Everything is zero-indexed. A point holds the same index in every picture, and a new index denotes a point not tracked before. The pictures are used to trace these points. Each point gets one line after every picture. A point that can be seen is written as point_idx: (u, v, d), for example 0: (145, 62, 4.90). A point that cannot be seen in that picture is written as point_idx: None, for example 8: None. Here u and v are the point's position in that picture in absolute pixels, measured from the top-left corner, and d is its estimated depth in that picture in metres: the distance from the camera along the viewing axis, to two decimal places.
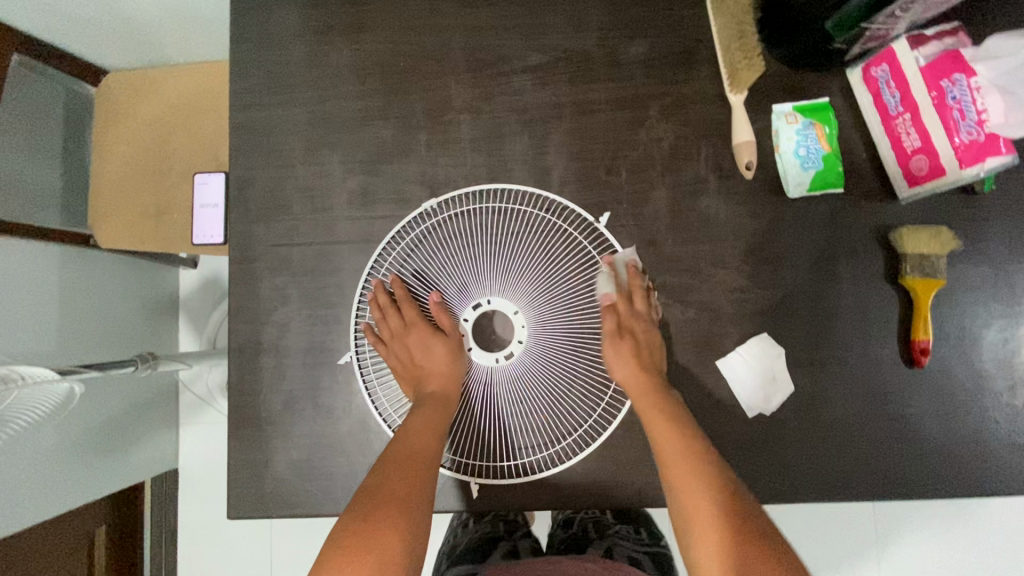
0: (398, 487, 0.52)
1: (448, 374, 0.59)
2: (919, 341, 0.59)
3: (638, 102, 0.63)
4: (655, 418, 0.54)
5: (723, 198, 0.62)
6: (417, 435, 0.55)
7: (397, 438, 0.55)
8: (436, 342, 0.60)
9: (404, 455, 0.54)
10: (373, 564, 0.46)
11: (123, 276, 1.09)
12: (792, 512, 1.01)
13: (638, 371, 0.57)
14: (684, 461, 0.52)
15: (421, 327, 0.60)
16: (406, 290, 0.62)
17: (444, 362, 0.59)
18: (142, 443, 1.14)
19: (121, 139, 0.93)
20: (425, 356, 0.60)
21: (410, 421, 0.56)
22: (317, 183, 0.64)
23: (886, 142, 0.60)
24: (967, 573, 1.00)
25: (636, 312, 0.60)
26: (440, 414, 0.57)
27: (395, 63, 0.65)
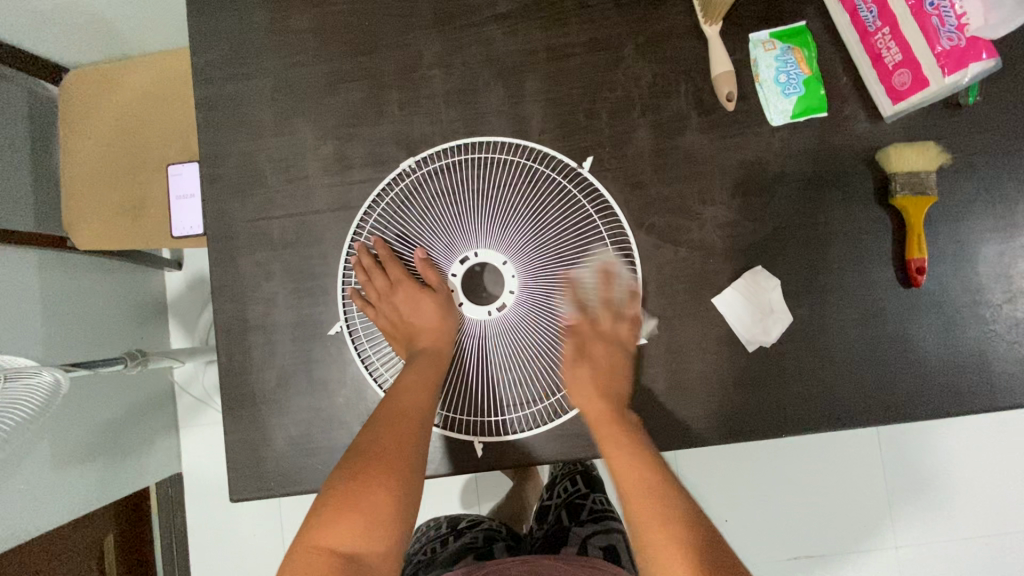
0: (388, 445, 0.51)
1: (440, 330, 0.58)
2: (914, 260, 0.58)
3: (612, 43, 0.62)
4: (617, 446, 0.52)
5: (707, 133, 0.61)
6: (408, 393, 0.54)
7: (389, 396, 0.54)
8: (425, 300, 0.58)
9: (395, 413, 0.53)
10: (364, 522, 0.48)
11: (106, 280, 1.07)
12: (797, 451, 1.02)
13: (598, 396, 0.55)
14: (646, 494, 0.49)
15: (408, 287, 0.58)
16: (391, 250, 0.60)
17: (436, 318, 0.58)
18: (143, 448, 1.13)
19: (87, 136, 0.90)
20: (415, 314, 0.58)
21: (403, 378, 0.55)
22: (290, 153, 0.62)
23: (867, 61, 0.59)
24: (973, 494, 1.01)
25: (598, 329, 0.58)
26: (434, 370, 0.56)
27: (360, 23, 0.63)
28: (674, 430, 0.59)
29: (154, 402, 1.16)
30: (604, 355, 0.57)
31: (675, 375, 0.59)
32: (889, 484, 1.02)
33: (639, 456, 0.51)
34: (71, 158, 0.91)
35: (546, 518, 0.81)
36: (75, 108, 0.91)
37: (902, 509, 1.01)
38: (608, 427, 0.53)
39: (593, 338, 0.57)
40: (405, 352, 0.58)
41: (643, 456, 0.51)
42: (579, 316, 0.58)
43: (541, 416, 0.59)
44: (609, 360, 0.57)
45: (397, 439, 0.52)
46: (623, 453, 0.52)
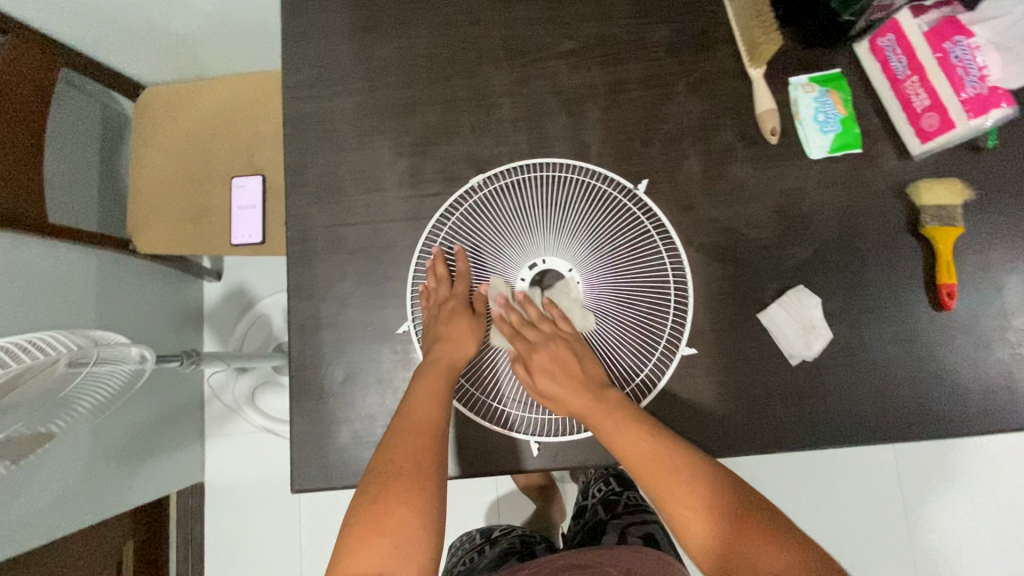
0: (405, 461, 0.52)
1: (461, 349, 0.60)
2: (945, 285, 0.63)
3: (665, 80, 0.68)
4: (610, 428, 0.54)
5: (752, 163, 0.66)
6: (422, 406, 0.56)
7: (404, 413, 0.56)
8: (459, 314, 0.61)
9: (409, 430, 0.54)
10: (391, 542, 0.48)
11: (154, 286, 1.11)
12: (819, 474, 1.05)
13: (573, 390, 0.56)
14: (655, 462, 0.52)
15: (449, 299, 0.62)
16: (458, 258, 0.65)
17: (460, 337, 0.60)
18: (170, 454, 1.14)
19: (157, 148, 0.96)
20: (444, 327, 0.60)
21: (415, 392, 0.57)
22: (369, 166, 0.68)
23: (897, 105, 0.65)
24: (989, 521, 1.04)
25: (539, 335, 0.59)
26: (446, 383, 0.58)
27: (437, 54, 0.70)
28: (721, 437, 0.62)
29: (186, 409, 1.18)
30: (553, 357, 0.58)
31: (722, 384, 0.63)
32: (908, 507, 1.04)
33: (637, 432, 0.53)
34: (140, 167, 0.96)
35: (583, 516, 0.83)
36: (146, 121, 0.97)
37: (922, 536, 1.03)
38: (599, 416, 0.55)
39: (538, 344, 0.58)
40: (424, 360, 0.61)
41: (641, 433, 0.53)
42: (525, 325, 0.60)
43: None
44: (561, 358, 0.58)
45: (412, 458, 0.52)
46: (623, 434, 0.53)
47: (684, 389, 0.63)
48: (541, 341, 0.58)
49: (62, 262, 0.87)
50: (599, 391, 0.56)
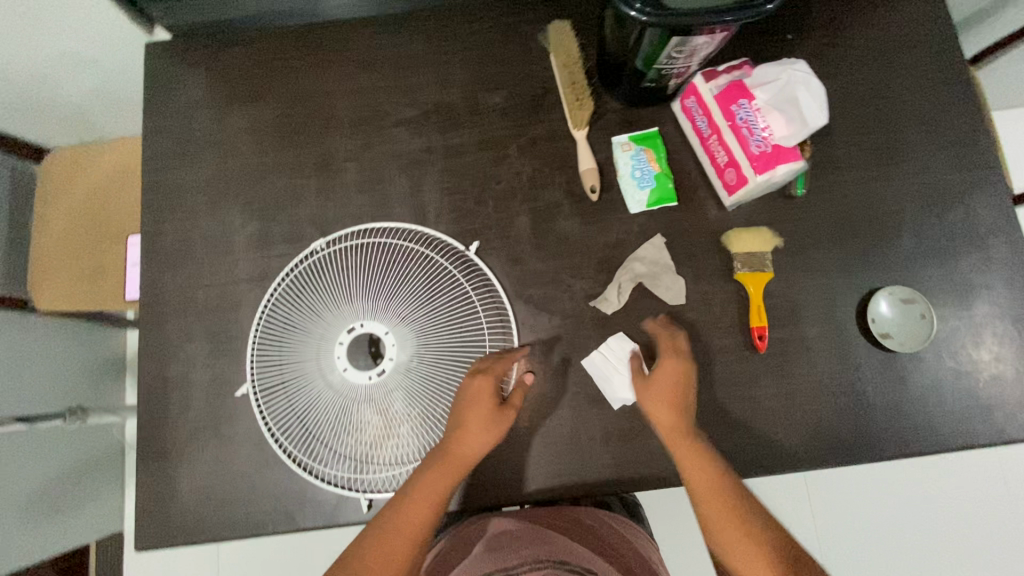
0: (383, 559, 0.56)
1: (476, 448, 0.59)
2: (755, 328, 0.66)
3: (498, 143, 0.73)
4: (696, 464, 0.59)
5: (577, 217, 0.71)
6: (416, 505, 0.58)
7: (401, 505, 0.58)
8: (485, 409, 0.60)
9: (398, 528, 0.57)
10: None
11: (70, 339, 1.14)
12: None
13: (671, 409, 0.60)
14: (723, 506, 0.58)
15: (484, 387, 0.60)
16: (285, 321, 0.66)
17: (479, 436, 0.59)
18: (85, 506, 1.15)
19: (56, 209, 1.00)
20: (468, 417, 0.60)
21: (416, 484, 0.59)
22: (220, 232, 0.72)
23: (707, 159, 0.70)
24: (890, 534, 1.20)
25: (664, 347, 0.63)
26: (446, 481, 0.59)
27: (288, 124, 0.75)
28: (545, 482, 0.65)
29: (103, 458, 1.20)
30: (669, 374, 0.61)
31: (549, 429, 0.66)
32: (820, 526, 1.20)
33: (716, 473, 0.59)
34: (40, 228, 1.00)
35: None
36: (46, 184, 1.01)
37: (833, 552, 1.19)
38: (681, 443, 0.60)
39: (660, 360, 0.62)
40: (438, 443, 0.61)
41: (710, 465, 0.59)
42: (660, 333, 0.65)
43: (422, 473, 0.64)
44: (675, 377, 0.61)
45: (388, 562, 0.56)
46: (704, 480, 0.59)
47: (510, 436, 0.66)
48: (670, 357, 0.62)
49: None
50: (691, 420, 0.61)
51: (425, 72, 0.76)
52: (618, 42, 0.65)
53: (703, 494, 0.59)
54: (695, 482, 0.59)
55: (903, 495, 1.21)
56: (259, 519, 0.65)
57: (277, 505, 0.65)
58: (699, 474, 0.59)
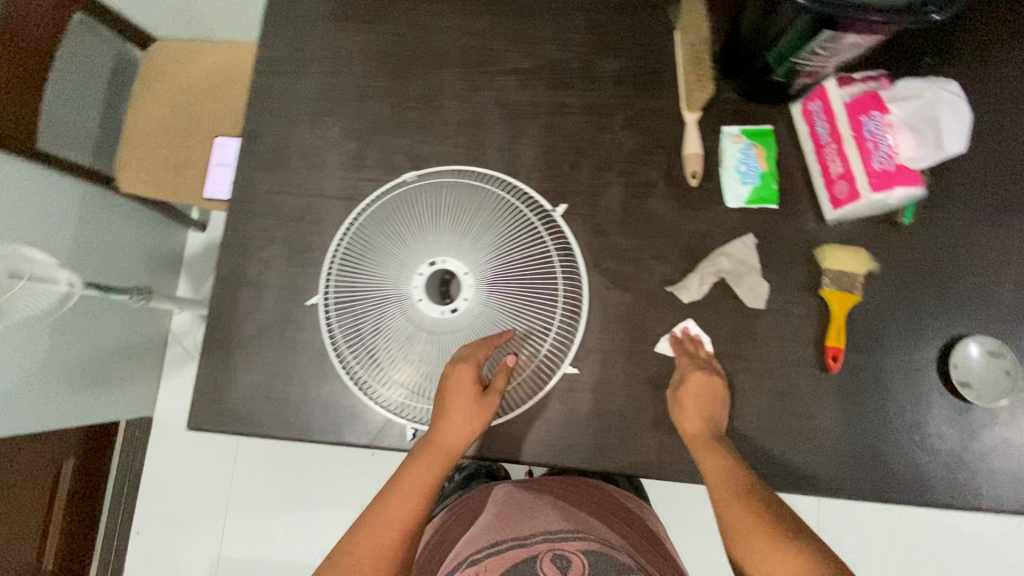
0: (372, 552, 0.56)
1: (461, 435, 0.60)
2: (831, 348, 0.65)
3: (606, 111, 0.72)
4: (708, 468, 0.57)
5: (671, 201, 0.69)
6: (403, 496, 0.59)
7: (390, 497, 0.59)
8: (468, 397, 0.59)
9: (387, 520, 0.58)
10: None
11: (139, 225, 1.18)
12: None
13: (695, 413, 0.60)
14: (742, 511, 0.52)
15: (466, 376, 0.58)
16: (366, 242, 0.66)
17: (464, 423, 0.59)
18: (123, 385, 1.20)
19: (152, 96, 1.03)
20: (451, 406, 0.59)
21: (404, 475, 0.59)
22: (316, 145, 0.73)
23: (818, 168, 0.67)
24: None
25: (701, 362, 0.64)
26: (432, 470, 0.59)
27: (399, 52, 0.75)
28: (586, 453, 0.65)
29: (147, 345, 1.25)
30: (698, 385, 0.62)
31: (601, 403, 0.66)
32: None
33: (730, 478, 0.55)
34: (135, 112, 1.03)
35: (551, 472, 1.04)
36: (147, 71, 1.04)
37: None
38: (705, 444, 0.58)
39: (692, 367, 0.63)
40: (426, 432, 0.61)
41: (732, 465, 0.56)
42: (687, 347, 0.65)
43: None
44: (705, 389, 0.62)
45: (375, 555, 0.56)
46: (722, 486, 0.55)
47: (561, 400, 0.66)
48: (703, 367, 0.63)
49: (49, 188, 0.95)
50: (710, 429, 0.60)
51: (545, 24, 0.74)
52: (758, 29, 0.63)
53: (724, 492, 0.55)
54: (716, 480, 0.56)
55: (915, 553, 1.18)
56: (305, 425, 0.67)
57: (324, 416, 0.67)
58: (714, 479, 0.56)
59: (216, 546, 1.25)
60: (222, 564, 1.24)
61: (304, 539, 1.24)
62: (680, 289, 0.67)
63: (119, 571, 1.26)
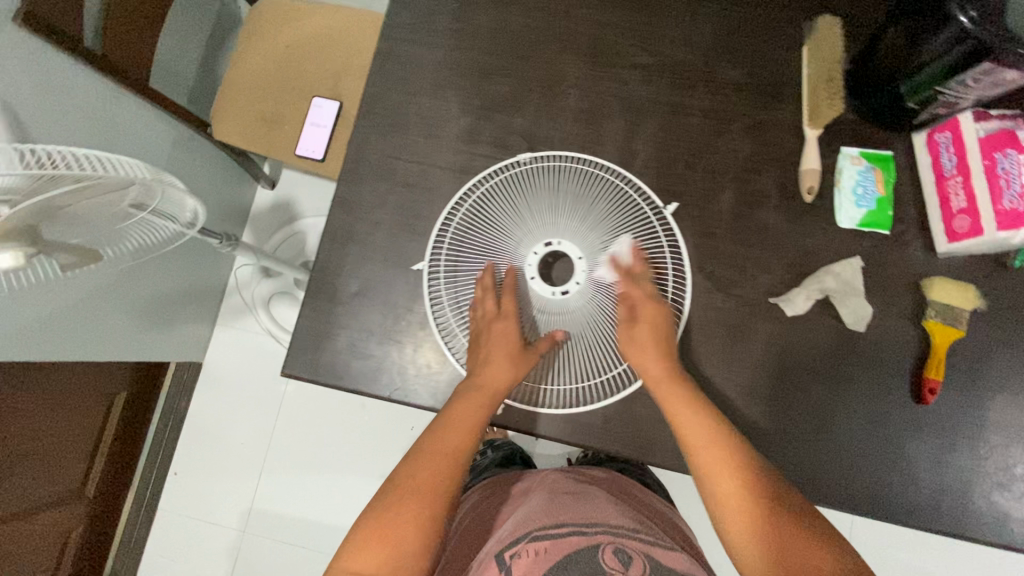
0: (421, 481, 0.57)
1: (501, 380, 0.63)
2: (929, 380, 0.65)
3: (726, 117, 0.72)
4: (682, 415, 0.59)
5: (782, 214, 0.70)
6: (450, 432, 0.60)
7: (434, 433, 0.60)
8: (508, 345, 0.64)
9: (434, 453, 0.59)
10: (397, 550, 0.54)
11: (219, 175, 1.20)
12: None
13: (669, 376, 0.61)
14: (717, 458, 0.57)
15: (507, 329, 0.64)
16: (484, 217, 0.69)
17: (504, 367, 0.63)
18: (182, 328, 1.22)
19: (256, 49, 1.05)
20: (492, 353, 0.63)
21: (450, 415, 0.61)
22: (435, 115, 0.74)
23: (936, 200, 0.67)
24: None
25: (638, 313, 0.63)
26: (477, 408, 0.62)
27: (526, 33, 0.75)
28: (671, 449, 0.66)
29: (210, 292, 1.28)
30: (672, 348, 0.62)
31: None
32: None
33: (709, 426, 0.58)
34: (237, 64, 1.05)
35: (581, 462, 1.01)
36: (253, 24, 1.06)
37: None
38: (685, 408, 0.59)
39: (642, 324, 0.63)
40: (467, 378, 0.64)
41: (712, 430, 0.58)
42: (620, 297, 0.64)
43: (562, 400, 0.67)
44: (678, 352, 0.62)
45: (422, 484, 0.57)
46: (703, 451, 0.58)
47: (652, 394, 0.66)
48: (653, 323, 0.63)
49: (154, 127, 0.97)
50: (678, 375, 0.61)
51: (674, 23, 0.74)
52: (899, 57, 0.63)
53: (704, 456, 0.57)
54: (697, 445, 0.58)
55: None
56: (398, 387, 0.68)
57: (417, 381, 0.68)
58: (691, 426, 0.59)
59: (250, 498, 1.27)
60: (254, 516, 1.26)
61: (336, 502, 1.26)
62: (791, 300, 0.67)
63: (154, 510, 1.28)
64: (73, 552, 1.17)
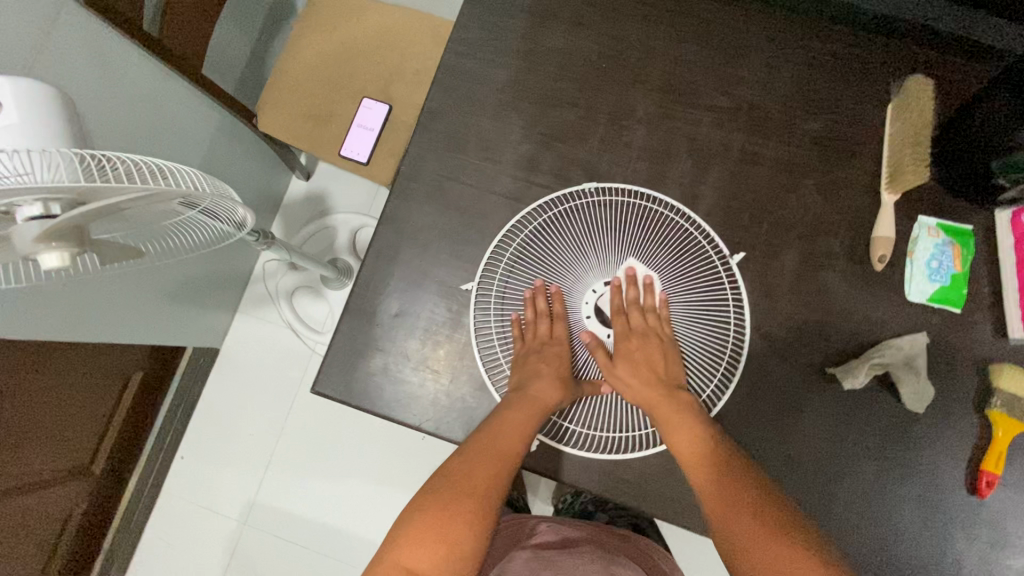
0: (473, 476, 0.55)
1: (554, 390, 0.60)
2: (986, 472, 0.61)
3: (799, 170, 0.69)
4: (664, 420, 0.58)
5: (848, 280, 0.66)
6: (507, 431, 0.58)
7: (486, 430, 0.58)
8: (562, 362, 0.62)
9: (487, 450, 0.57)
10: (444, 554, 0.51)
11: (258, 164, 1.18)
12: None
13: (640, 376, 0.60)
14: (704, 462, 0.55)
15: (560, 346, 0.63)
16: (545, 246, 0.67)
17: (556, 380, 0.61)
18: (204, 313, 1.21)
19: (309, 42, 1.03)
20: (545, 365, 0.62)
21: (505, 414, 0.59)
22: (494, 138, 0.71)
23: (1014, 284, 0.64)
24: None
25: (635, 324, 0.63)
26: (533, 412, 0.59)
27: (597, 62, 0.72)
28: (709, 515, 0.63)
29: (235, 279, 1.27)
30: (643, 347, 0.62)
31: None
32: None
33: (692, 430, 0.57)
34: (290, 55, 1.03)
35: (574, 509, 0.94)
36: (309, 16, 1.03)
37: None
38: (661, 405, 0.59)
39: (633, 332, 0.62)
40: (514, 387, 0.62)
41: (692, 425, 0.57)
42: (624, 308, 0.64)
43: (606, 444, 0.64)
44: (649, 351, 0.62)
45: (474, 480, 0.55)
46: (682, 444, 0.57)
47: None
48: (638, 328, 0.63)
49: (200, 114, 0.95)
50: (666, 384, 0.60)
51: (753, 66, 0.71)
52: (997, 129, 0.61)
53: (684, 450, 0.57)
54: (676, 440, 0.57)
55: None
56: (430, 418, 0.65)
57: (450, 413, 0.65)
58: (673, 430, 0.57)
59: (253, 491, 1.26)
60: (255, 510, 1.25)
61: (339, 505, 1.24)
62: (851, 372, 0.63)
63: (156, 493, 1.27)
64: (74, 528, 1.16)
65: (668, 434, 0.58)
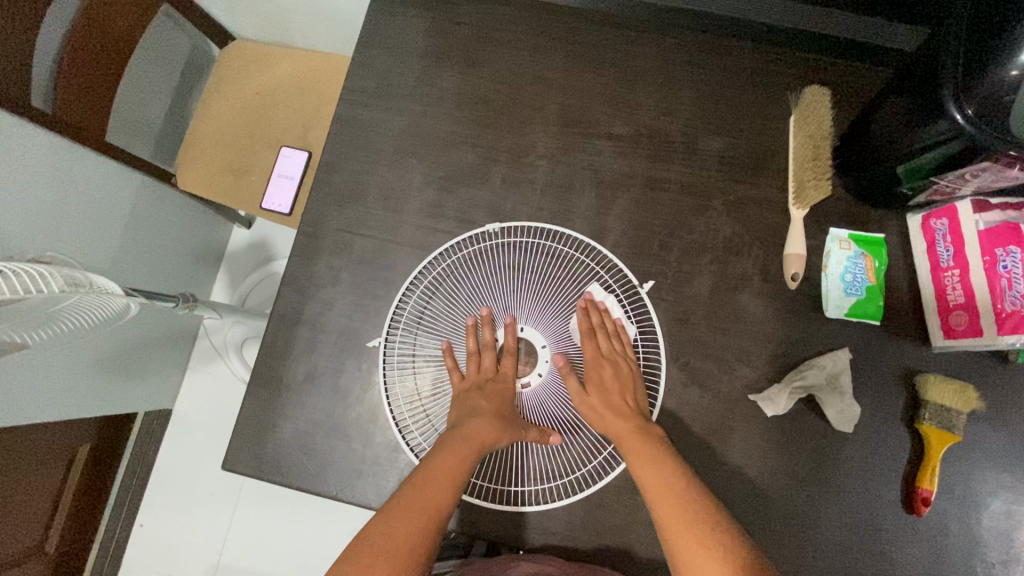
0: (396, 532, 0.48)
1: (490, 434, 0.56)
2: (921, 490, 0.58)
3: (705, 192, 0.67)
4: (638, 454, 0.54)
5: (764, 300, 0.65)
6: (435, 482, 0.52)
7: (409, 485, 0.52)
8: (501, 404, 0.58)
9: (411, 507, 0.50)
10: None
11: (190, 221, 1.16)
12: None
13: (609, 406, 0.57)
14: (680, 502, 0.50)
15: (503, 390, 0.60)
16: (450, 295, 0.65)
17: (492, 423, 0.56)
18: (150, 376, 1.18)
19: (226, 98, 1.01)
20: (482, 405, 0.58)
21: (430, 463, 0.54)
22: (394, 187, 0.70)
23: (931, 291, 0.62)
24: None
25: (602, 348, 0.60)
26: (464, 458, 0.54)
27: (493, 99, 0.70)
28: (639, 559, 0.60)
29: (181, 337, 1.24)
30: (615, 373, 0.59)
31: None
32: None
33: (667, 466, 0.53)
34: (205, 113, 1.01)
35: None
36: (224, 72, 1.02)
37: None
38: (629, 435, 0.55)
39: (604, 360, 0.59)
40: (449, 428, 0.57)
41: (659, 454, 0.54)
42: (589, 333, 0.61)
43: (527, 496, 0.61)
44: (619, 377, 0.59)
45: (397, 537, 0.48)
46: (650, 471, 0.52)
47: (621, 498, 0.61)
48: (609, 353, 0.60)
49: (112, 180, 0.92)
50: (640, 421, 0.57)
51: (651, 91, 0.69)
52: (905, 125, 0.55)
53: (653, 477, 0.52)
54: (644, 467, 0.53)
55: None
56: (345, 486, 0.63)
57: (365, 477, 0.63)
58: (647, 465, 0.53)
59: (217, 552, 1.22)
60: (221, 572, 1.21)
61: (303, 562, 1.20)
62: (771, 398, 0.61)
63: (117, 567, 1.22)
64: None
65: (634, 460, 0.54)
